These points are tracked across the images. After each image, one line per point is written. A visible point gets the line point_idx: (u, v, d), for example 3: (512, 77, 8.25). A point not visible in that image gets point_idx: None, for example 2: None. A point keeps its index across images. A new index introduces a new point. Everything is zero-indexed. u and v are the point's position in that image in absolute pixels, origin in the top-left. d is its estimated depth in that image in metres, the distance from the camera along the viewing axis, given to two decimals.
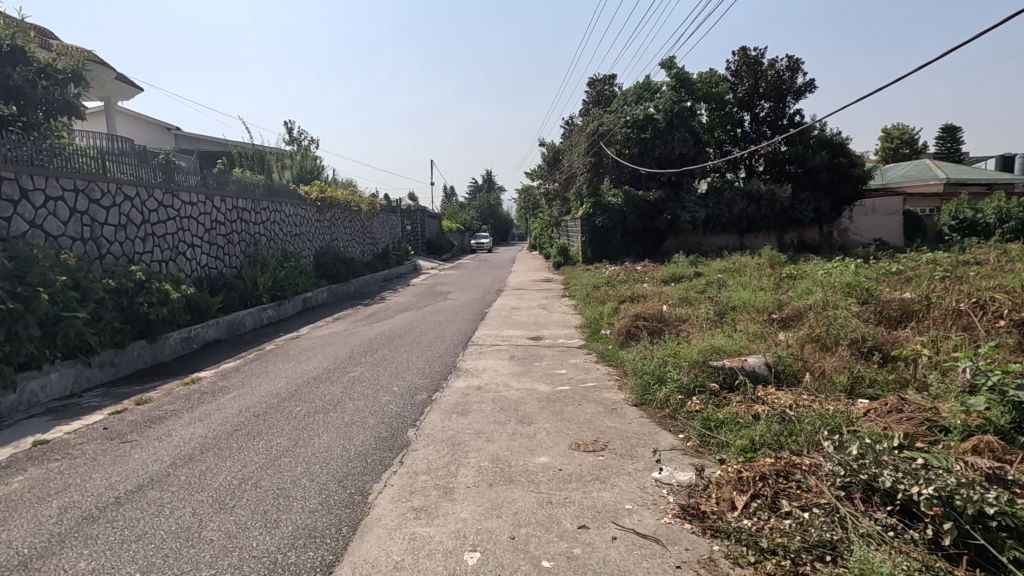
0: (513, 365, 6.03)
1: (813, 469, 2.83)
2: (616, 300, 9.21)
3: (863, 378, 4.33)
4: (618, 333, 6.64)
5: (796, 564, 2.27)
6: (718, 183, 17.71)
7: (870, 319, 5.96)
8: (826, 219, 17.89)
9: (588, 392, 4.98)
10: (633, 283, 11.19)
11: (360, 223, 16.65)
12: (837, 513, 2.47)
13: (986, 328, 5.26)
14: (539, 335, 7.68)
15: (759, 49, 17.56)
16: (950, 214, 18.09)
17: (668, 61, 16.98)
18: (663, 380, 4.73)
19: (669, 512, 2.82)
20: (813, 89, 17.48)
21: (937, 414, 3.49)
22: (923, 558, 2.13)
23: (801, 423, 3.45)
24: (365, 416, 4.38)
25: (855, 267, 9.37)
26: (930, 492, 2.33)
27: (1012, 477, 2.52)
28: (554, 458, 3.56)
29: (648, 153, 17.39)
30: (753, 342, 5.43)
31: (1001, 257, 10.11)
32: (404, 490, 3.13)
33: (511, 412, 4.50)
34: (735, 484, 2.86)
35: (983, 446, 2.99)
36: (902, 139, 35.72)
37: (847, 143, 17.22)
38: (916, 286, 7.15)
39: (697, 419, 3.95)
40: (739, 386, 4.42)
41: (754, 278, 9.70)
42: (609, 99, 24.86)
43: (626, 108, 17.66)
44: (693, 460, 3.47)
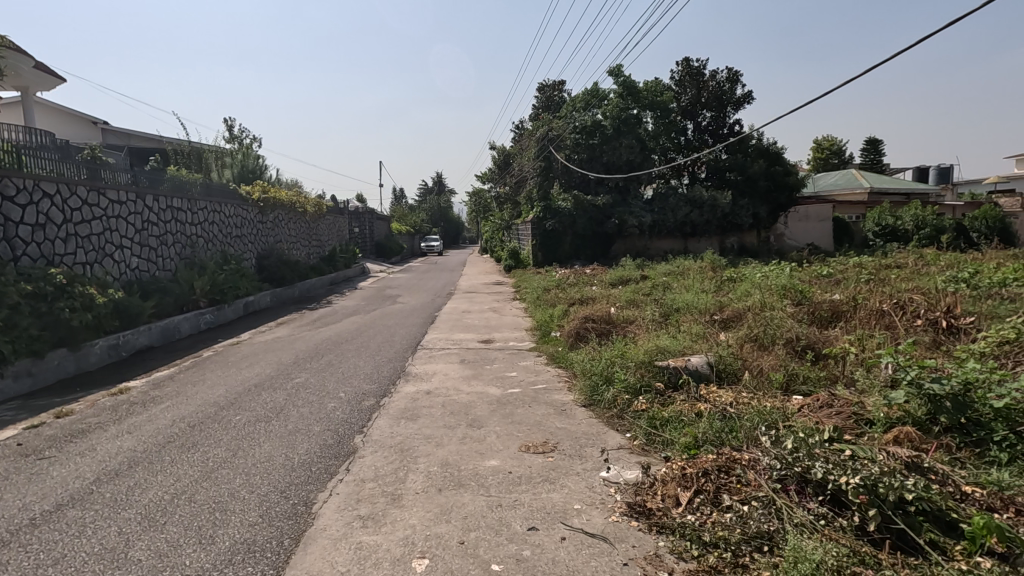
0: (463, 368, 6.01)
1: (752, 463, 2.94)
2: (565, 302, 9.35)
3: (797, 376, 4.56)
4: (568, 335, 6.72)
5: (737, 556, 2.36)
6: (663, 189, 18.33)
7: (803, 319, 6.27)
8: (764, 225, 18.71)
9: (539, 394, 5.02)
10: (582, 286, 11.37)
11: (305, 225, 16.13)
12: (774, 504, 2.58)
13: (905, 326, 5.68)
14: (490, 337, 7.68)
15: (701, 60, 18.30)
16: (874, 220, 19.20)
17: (615, 69, 17.37)
18: (610, 380, 4.83)
19: (616, 510, 2.87)
20: (750, 100, 18.32)
21: (863, 408, 3.71)
22: (852, 544, 2.26)
23: (740, 420, 3.58)
24: (310, 423, 4.26)
25: (789, 270, 9.87)
26: (856, 482, 2.47)
27: (928, 465, 2.71)
28: (505, 460, 3.56)
29: (596, 158, 17.79)
30: (695, 343, 5.63)
31: (919, 260, 10.93)
32: (352, 497, 3.05)
33: (461, 416, 4.47)
34: (679, 480, 2.94)
35: (903, 437, 3.20)
36: (832, 150, 38.08)
37: (782, 152, 18.23)
38: (844, 288, 7.62)
39: (643, 417, 4.05)
40: (683, 385, 4.57)
41: (697, 281, 10.04)
42: (558, 104, 25.16)
43: (575, 114, 17.99)
44: (639, 459, 3.54)
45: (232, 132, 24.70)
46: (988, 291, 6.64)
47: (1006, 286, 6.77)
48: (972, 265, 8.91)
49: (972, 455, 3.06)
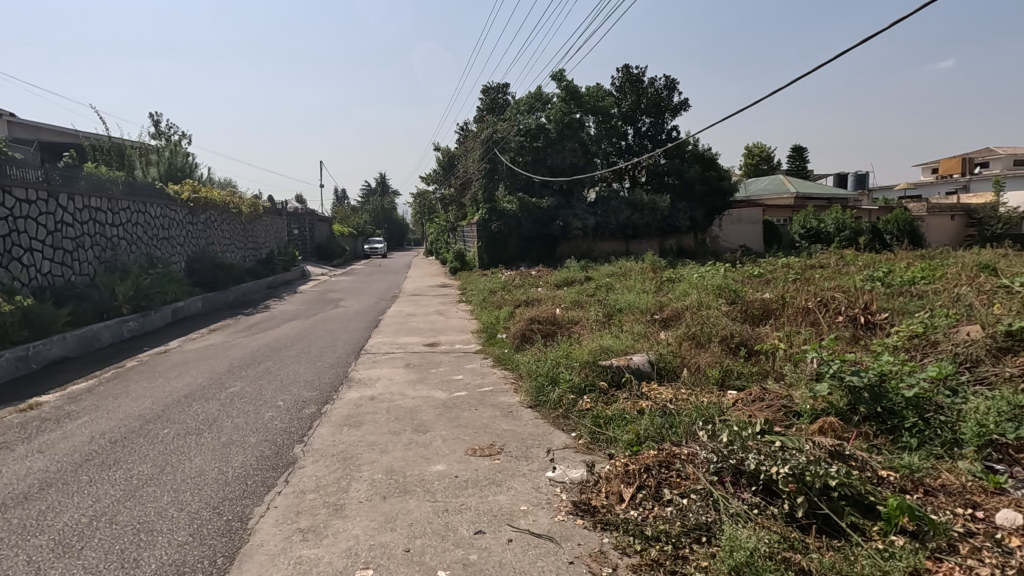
0: (408, 372, 5.91)
1: (690, 457, 3.04)
2: (511, 304, 9.39)
3: (732, 372, 4.78)
4: (514, 337, 6.74)
5: (677, 548, 2.44)
6: (605, 193, 18.77)
7: (737, 317, 6.56)
8: (701, 227, 19.45)
9: (485, 396, 5.01)
10: (528, 288, 11.45)
11: (239, 227, 15.42)
12: (711, 496, 2.68)
13: (829, 323, 6.07)
14: (436, 341, 7.60)
15: (640, 67, 18.84)
16: (799, 223, 20.33)
17: (558, 73, 17.62)
18: (556, 381, 4.88)
19: (562, 509, 2.90)
20: (686, 107, 19.03)
21: (791, 400, 3.93)
22: (782, 531, 2.38)
23: (680, 415, 3.71)
24: (246, 434, 4.06)
25: (724, 271, 10.33)
26: (786, 471, 2.60)
27: (849, 452, 2.90)
28: (451, 465, 3.53)
29: (541, 161, 18.04)
30: (637, 342, 5.79)
31: (840, 261, 11.71)
32: (291, 510, 2.94)
33: (407, 421, 4.39)
34: (623, 477, 3.01)
35: (827, 427, 3.42)
36: (761, 156, 40.18)
37: (716, 158, 19.04)
38: (773, 287, 8.05)
39: (588, 416, 4.12)
40: (626, 383, 4.68)
41: (638, 282, 10.34)
42: (503, 106, 25.26)
43: (519, 117, 18.09)
44: (584, 457, 3.60)
45: (159, 128, 23.29)
46: (899, 288, 7.21)
47: (914, 283, 7.38)
48: (885, 265, 9.63)
49: (887, 441, 3.30)
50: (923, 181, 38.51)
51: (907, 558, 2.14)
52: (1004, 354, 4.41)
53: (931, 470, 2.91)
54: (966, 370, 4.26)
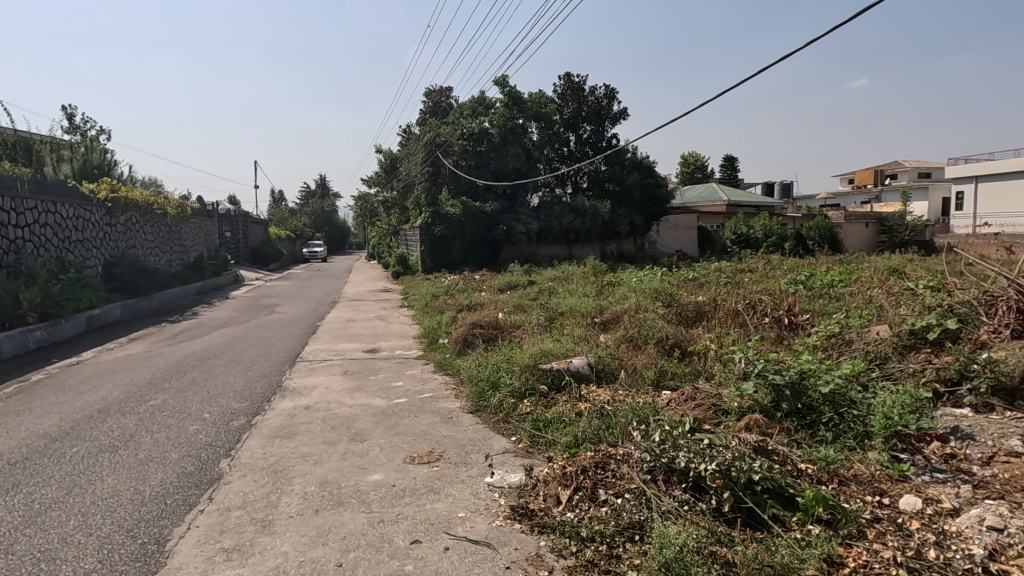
0: (346, 380, 5.74)
1: (625, 457, 3.11)
2: (454, 309, 9.32)
3: (666, 372, 4.95)
4: (455, 341, 6.67)
5: (611, 547, 2.49)
6: (548, 198, 19.07)
7: (672, 319, 6.80)
8: (640, 233, 20.06)
9: (425, 403, 4.93)
10: (471, 292, 11.43)
11: (165, 229, 14.52)
12: (644, 495, 2.75)
13: (756, 324, 6.41)
14: (375, 347, 7.43)
15: (581, 75, 19.27)
16: (731, 230, 21.34)
17: (501, 79, 17.72)
18: (496, 385, 4.87)
19: (500, 514, 2.89)
20: (625, 116, 19.61)
21: (720, 399, 4.10)
22: (709, 526, 2.48)
23: (616, 416, 3.79)
24: (167, 450, 3.81)
25: (661, 275, 10.69)
26: (713, 468, 2.71)
27: (771, 447, 3.05)
28: (388, 474, 3.45)
29: (484, 165, 18.09)
30: (577, 344, 5.89)
31: (767, 265, 12.39)
32: (214, 529, 2.78)
33: (343, 430, 4.26)
34: (560, 479, 3.04)
35: (753, 423, 3.60)
36: (696, 165, 41.98)
37: (654, 165, 19.69)
38: (706, 291, 8.42)
39: (528, 420, 4.14)
40: (565, 386, 4.75)
41: (580, 286, 10.54)
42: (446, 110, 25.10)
43: (462, 121, 17.96)
44: (523, 461, 3.61)
45: (73, 122, 21.61)
46: (817, 291, 7.70)
47: (832, 286, 7.90)
48: (807, 269, 10.27)
49: (806, 435, 3.50)
50: (840, 191, 41.46)
51: (821, 546, 2.27)
52: (908, 351, 4.80)
53: (845, 462, 3.11)
54: (876, 366, 4.60)
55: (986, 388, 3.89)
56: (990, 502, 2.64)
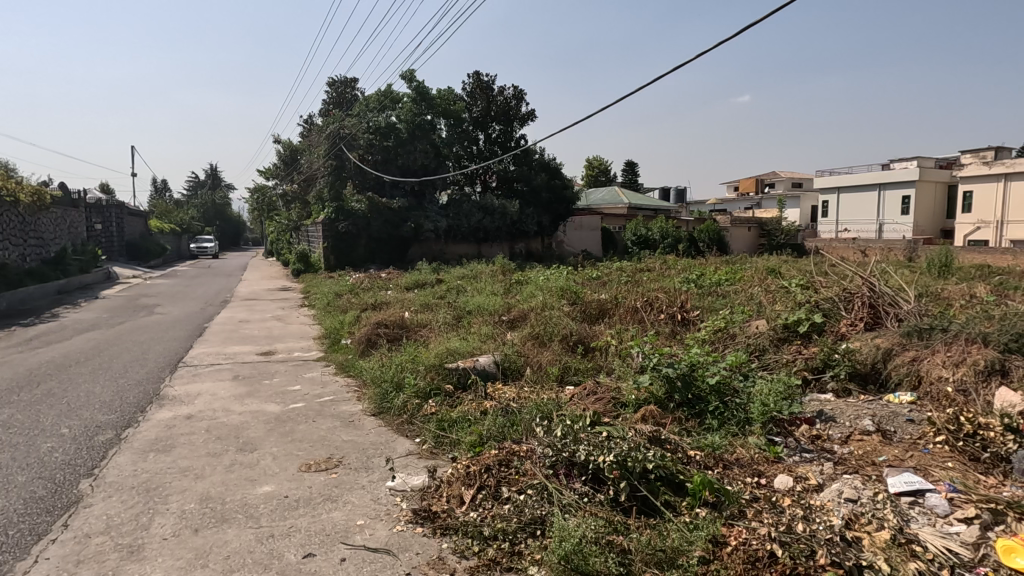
0: (235, 386, 5.30)
1: (527, 454, 3.14)
2: (357, 308, 8.96)
3: (570, 368, 5.08)
4: (358, 341, 6.40)
5: (514, 545, 2.50)
6: (457, 196, 19.02)
7: (576, 316, 6.99)
8: (547, 233, 20.52)
9: (325, 407, 4.68)
10: (377, 291, 11.05)
11: (16, 219, 12.68)
12: (546, 490, 2.79)
13: (653, 320, 6.79)
14: (271, 349, 6.95)
15: (490, 75, 19.36)
16: (631, 232, 22.15)
17: (409, 74, 17.35)
18: (401, 386, 4.73)
19: (401, 519, 2.80)
20: (533, 117, 19.92)
21: (619, 392, 4.27)
22: (607, 516, 2.56)
23: (520, 413, 3.82)
24: (11, 473, 3.30)
25: (567, 273, 10.99)
26: (611, 459, 2.80)
27: (664, 437, 3.21)
28: (280, 484, 3.22)
29: (391, 161, 17.68)
30: (484, 343, 5.88)
31: (663, 265, 13.17)
32: (67, 560, 2.44)
33: (230, 440, 3.93)
34: (463, 479, 3.00)
35: (648, 415, 3.78)
36: (600, 169, 43.76)
37: (561, 167, 20.19)
38: (608, 289, 8.77)
39: (432, 420, 4.07)
40: (471, 385, 4.74)
41: (488, 284, 10.58)
42: (351, 101, 24.18)
43: (368, 114, 17.47)
44: (426, 463, 3.53)
45: None
46: (707, 289, 8.28)
47: (719, 285, 8.51)
48: (697, 269, 11.07)
49: (695, 424, 3.73)
50: (727, 198, 45.00)
51: (707, 527, 2.42)
52: (782, 343, 5.28)
53: (729, 447, 3.35)
54: (756, 357, 5.02)
55: (844, 374, 4.38)
56: (848, 476, 2.96)
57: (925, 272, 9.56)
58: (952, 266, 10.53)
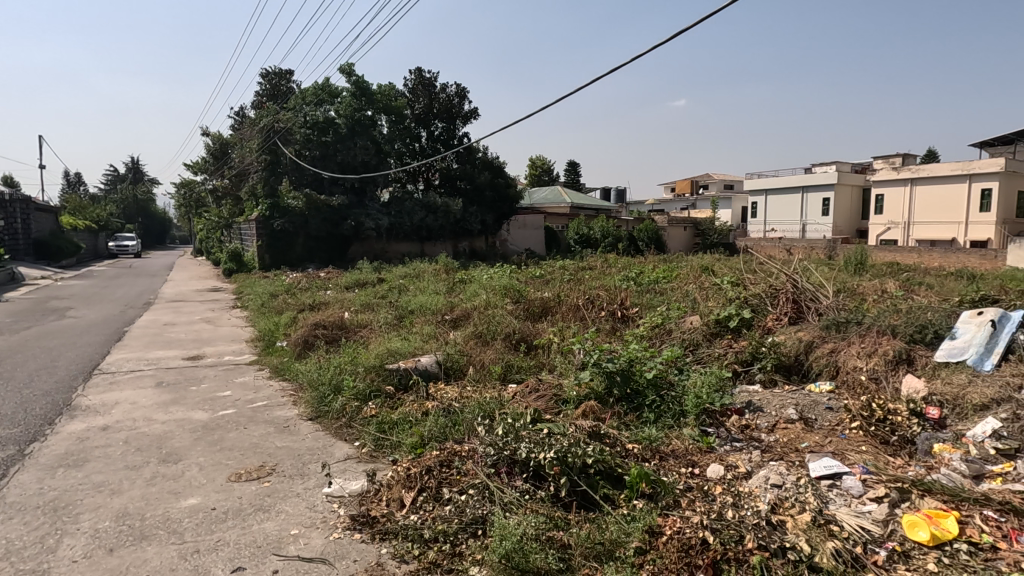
0: (159, 393, 4.97)
1: (469, 454, 3.12)
2: (293, 309, 8.63)
3: (513, 366, 5.10)
4: (294, 344, 6.16)
5: (454, 546, 2.47)
6: (399, 194, 18.71)
7: (519, 314, 7.02)
8: (491, 231, 20.53)
9: (257, 413, 4.47)
10: (315, 291, 10.70)
11: None
12: (487, 488, 2.78)
13: (593, 318, 6.93)
14: (199, 353, 6.58)
15: (432, 72, 19.14)
16: (574, 231, 22.75)
17: (347, 67, 16.86)
18: (339, 389, 4.59)
19: (338, 526, 2.71)
20: (476, 116, 19.85)
21: (561, 389, 4.32)
22: (548, 512, 2.58)
23: (462, 413, 3.80)
24: None
25: (510, 272, 11.03)
26: (552, 455, 2.82)
27: (602, 431, 3.27)
28: (207, 496, 3.05)
29: (330, 157, 17.14)
30: (426, 342, 5.81)
31: (604, 263, 13.45)
32: None
33: (152, 451, 3.69)
34: (404, 482, 2.93)
35: (589, 410, 3.86)
36: (543, 168, 44.20)
37: (504, 165, 20.24)
38: (550, 287, 8.87)
39: (372, 423, 3.97)
40: (412, 385, 4.67)
41: (431, 283, 10.46)
42: (287, 94, 23.21)
43: (304, 107, 16.87)
44: (366, 467, 3.44)
45: None
46: (645, 286, 8.52)
47: (657, 282, 8.79)
48: (637, 267, 11.37)
49: (633, 418, 3.83)
50: (664, 198, 46.59)
51: (644, 519, 2.48)
52: (715, 337, 5.52)
53: (664, 439, 3.47)
54: (690, 352, 5.22)
55: (770, 366, 4.63)
56: (773, 463, 3.13)
57: (843, 269, 10.26)
58: (867, 263, 11.33)
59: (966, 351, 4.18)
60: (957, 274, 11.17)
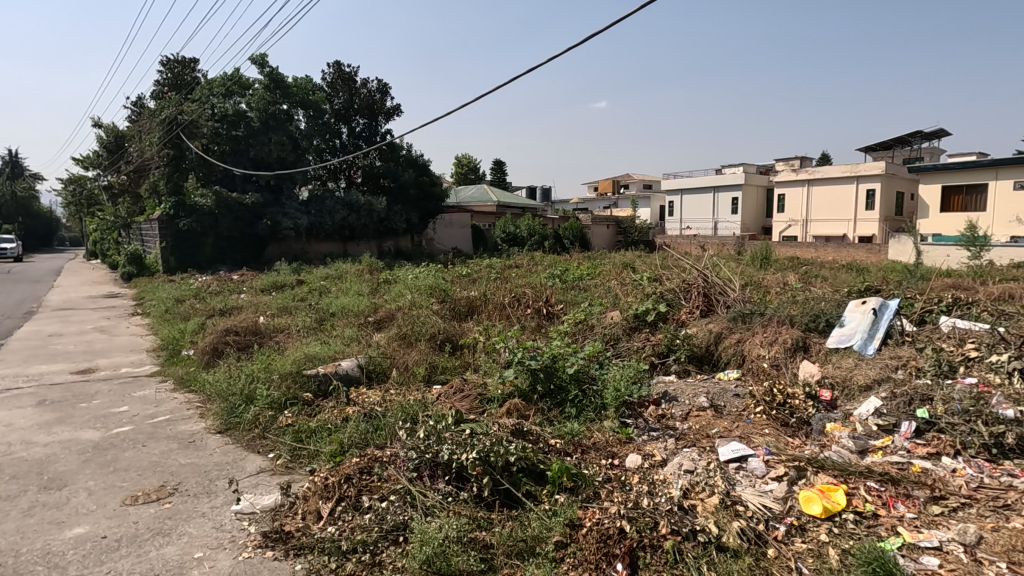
0: (40, 413, 4.46)
1: (390, 459, 3.03)
2: (201, 314, 8.06)
3: (437, 367, 5.04)
4: (202, 352, 5.75)
5: (374, 555, 2.39)
6: (319, 192, 17.98)
7: (445, 314, 6.94)
8: (417, 230, 20.18)
9: (158, 429, 4.11)
10: (227, 295, 10.04)
11: None
12: (409, 494, 2.72)
13: (519, 316, 6.98)
14: (91, 367, 5.97)
15: (352, 66, 18.56)
16: (501, 229, 22.73)
17: (260, 58, 15.97)
18: (251, 399, 4.32)
19: (248, 545, 2.55)
20: (399, 112, 19.47)
21: (486, 388, 4.32)
22: (471, 513, 2.56)
23: (384, 417, 3.70)
24: None
25: (436, 271, 10.88)
26: (474, 456, 2.80)
27: (525, 429, 3.29)
28: (97, 524, 2.77)
29: (242, 152, 16.17)
30: (348, 346, 5.61)
31: (530, 261, 13.59)
32: None
33: (31, 478, 3.30)
34: (320, 492, 2.81)
35: (513, 408, 3.89)
36: (469, 167, 44.10)
37: (428, 163, 19.97)
38: (477, 287, 8.83)
39: (287, 432, 3.78)
40: (333, 391, 4.49)
41: (354, 284, 10.11)
42: (191, 84, 21.58)
43: (212, 99, 15.80)
44: (280, 479, 3.26)
45: None
46: (570, 284, 8.71)
47: (581, 279, 9.01)
48: (562, 265, 11.56)
49: (557, 413, 3.90)
50: (588, 197, 47.84)
51: (565, 513, 2.52)
52: (634, 331, 5.73)
53: (586, 433, 3.55)
54: (611, 346, 5.39)
55: (684, 357, 4.87)
56: (687, 450, 3.29)
57: (750, 264, 11.00)
58: (770, 258, 12.16)
59: (853, 337, 4.58)
60: (846, 267, 12.28)
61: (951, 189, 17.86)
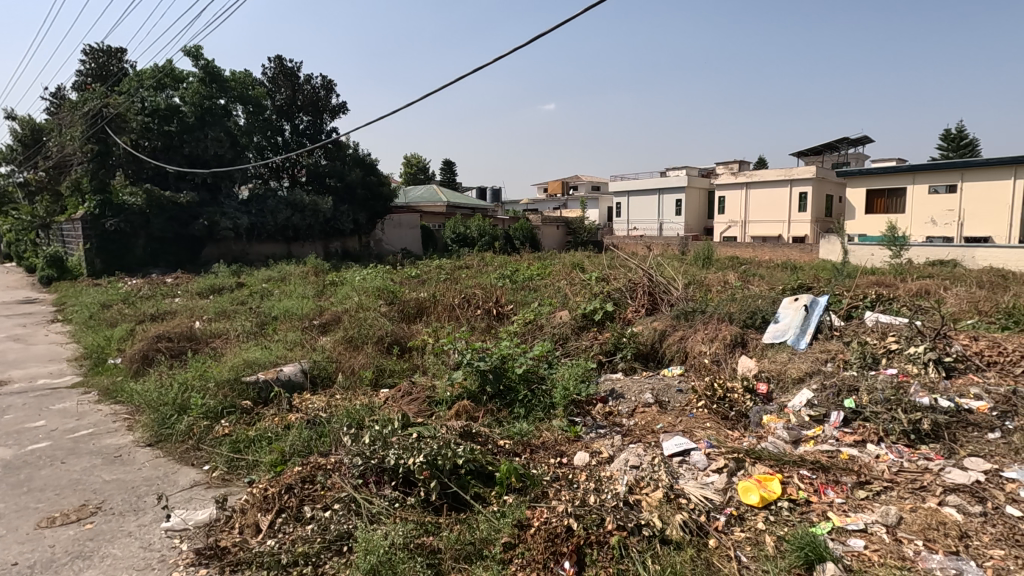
0: None
1: (335, 466, 2.93)
2: (131, 320, 7.58)
3: (385, 371, 4.94)
4: (130, 360, 5.40)
5: (317, 566, 2.31)
6: (260, 191, 17.31)
7: (393, 316, 6.82)
8: (364, 231, 19.75)
9: (80, 444, 3.83)
10: (160, 299, 9.49)
11: None
12: (353, 502, 2.64)
13: (469, 317, 6.94)
14: (3, 379, 5.50)
15: (294, 61, 17.93)
16: (451, 230, 22.54)
17: (194, 50, 15.20)
18: (185, 408, 4.09)
19: (180, 564, 2.41)
20: (345, 110, 18.99)
21: (434, 391, 4.27)
22: (418, 518, 2.52)
23: (329, 424, 3.58)
24: None
25: (384, 273, 10.67)
26: (421, 460, 2.75)
27: (474, 430, 3.27)
28: (6, 550, 2.54)
29: (175, 149, 15.34)
30: (291, 350, 5.42)
31: (481, 262, 13.57)
32: None
33: None
34: (259, 504, 2.68)
35: (461, 410, 3.86)
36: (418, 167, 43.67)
37: (376, 163, 19.57)
38: (426, 288, 8.73)
39: (224, 442, 3.60)
40: (274, 398, 4.32)
41: (298, 286, 9.78)
42: (117, 75, 20.29)
43: (142, 92, 14.93)
44: (216, 492, 3.10)
45: None
46: (519, 284, 8.73)
47: (531, 279, 9.05)
48: (512, 266, 11.59)
49: (506, 413, 3.90)
50: (537, 198, 48.30)
51: (513, 514, 2.51)
52: (582, 330, 5.82)
53: (535, 432, 3.57)
54: (560, 345, 5.44)
55: (630, 355, 4.98)
56: (633, 446, 3.35)
57: (693, 264, 11.38)
58: (712, 258, 12.59)
59: (787, 333, 4.82)
60: (782, 266, 12.90)
61: (874, 192, 19.10)
